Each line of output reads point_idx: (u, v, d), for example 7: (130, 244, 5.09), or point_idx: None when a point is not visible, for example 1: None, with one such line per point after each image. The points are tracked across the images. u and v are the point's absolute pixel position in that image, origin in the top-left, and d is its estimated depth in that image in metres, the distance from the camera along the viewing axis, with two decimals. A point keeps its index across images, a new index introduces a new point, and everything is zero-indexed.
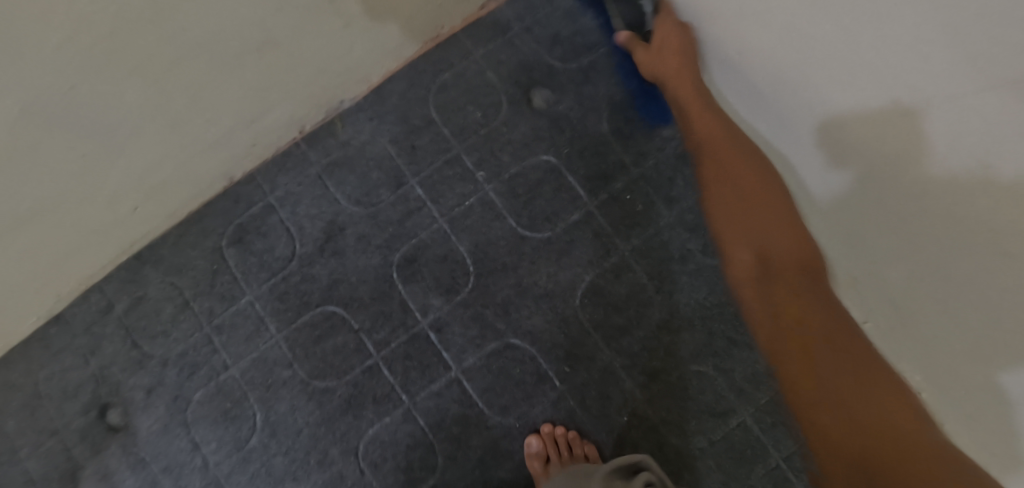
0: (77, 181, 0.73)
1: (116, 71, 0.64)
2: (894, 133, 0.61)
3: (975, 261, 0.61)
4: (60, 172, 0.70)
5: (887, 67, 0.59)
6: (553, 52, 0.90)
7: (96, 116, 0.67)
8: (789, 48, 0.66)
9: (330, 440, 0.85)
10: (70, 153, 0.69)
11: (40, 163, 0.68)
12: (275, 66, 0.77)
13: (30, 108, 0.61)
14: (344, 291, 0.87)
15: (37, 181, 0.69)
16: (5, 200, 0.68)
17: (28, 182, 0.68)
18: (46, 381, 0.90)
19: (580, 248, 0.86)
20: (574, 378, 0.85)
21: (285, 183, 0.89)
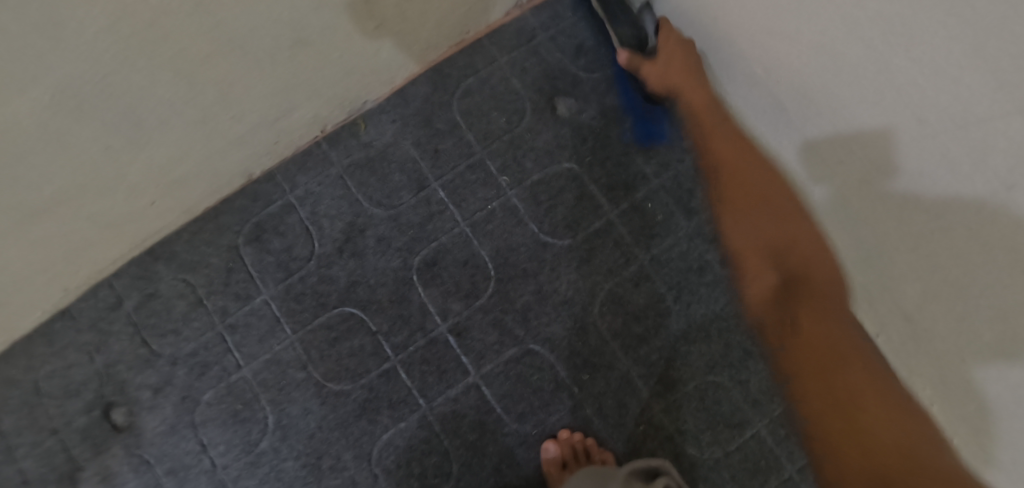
0: (98, 173, 0.72)
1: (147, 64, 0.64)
2: (906, 153, 0.62)
3: (985, 278, 0.60)
4: (81, 162, 0.69)
5: (912, 89, 0.58)
6: (576, 62, 0.91)
7: (126, 107, 0.67)
8: (813, 63, 0.67)
9: (343, 445, 0.84)
10: (91, 143, 0.68)
11: (64, 153, 0.67)
12: (304, 65, 0.77)
13: (63, 96, 0.61)
14: (362, 293, 0.86)
15: (59, 169, 0.68)
16: (23, 187, 0.67)
17: (49, 170, 0.67)
18: (48, 379, 0.86)
19: (600, 256, 0.87)
20: (592, 386, 0.85)
21: (305, 182, 0.89)
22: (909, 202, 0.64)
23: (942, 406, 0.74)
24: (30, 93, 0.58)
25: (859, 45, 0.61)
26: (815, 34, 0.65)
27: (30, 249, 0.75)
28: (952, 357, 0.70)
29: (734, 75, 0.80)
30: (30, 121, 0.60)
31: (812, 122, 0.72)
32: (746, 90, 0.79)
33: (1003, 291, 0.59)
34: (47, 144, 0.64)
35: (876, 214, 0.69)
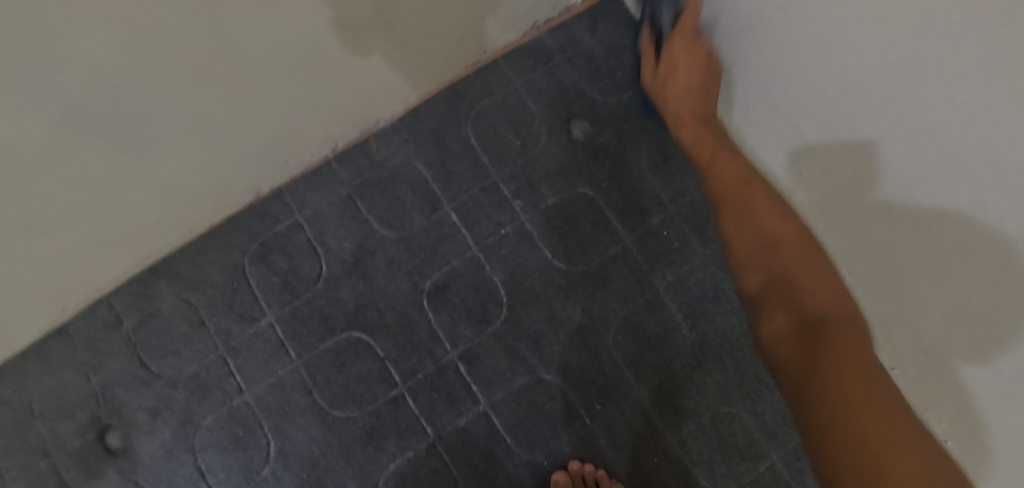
0: (100, 194, 0.70)
1: (158, 79, 0.62)
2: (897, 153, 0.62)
3: (977, 282, 0.60)
4: (86, 183, 0.67)
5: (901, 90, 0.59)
6: (593, 85, 0.90)
7: (136, 124, 0.65)
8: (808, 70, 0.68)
9: (348, 474, 0.81)
10: (97, 168, 0.67)
11: (67, 175, 0.65)
12: (319, 84, 0.75)
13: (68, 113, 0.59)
14: (370, 317, 0.84)
15: (60, 192, 0.66)
16: (25, 207, 0.65)
17: (49, 193, 0.65)
18: (40, 399, 0.83)
19: (614, 282, 0.85)
20: (605, 415, 0.83)
21: (314, 202, 0.86)
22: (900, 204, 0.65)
23: (950, 409, 0.73)
24: (37, 110, 0.57)
25: (844, 48, 0.62)
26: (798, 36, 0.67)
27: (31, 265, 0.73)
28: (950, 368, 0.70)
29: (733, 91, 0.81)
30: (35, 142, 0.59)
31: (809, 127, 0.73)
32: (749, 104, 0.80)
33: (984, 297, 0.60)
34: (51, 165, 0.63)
35: (881, 219, 0.69)
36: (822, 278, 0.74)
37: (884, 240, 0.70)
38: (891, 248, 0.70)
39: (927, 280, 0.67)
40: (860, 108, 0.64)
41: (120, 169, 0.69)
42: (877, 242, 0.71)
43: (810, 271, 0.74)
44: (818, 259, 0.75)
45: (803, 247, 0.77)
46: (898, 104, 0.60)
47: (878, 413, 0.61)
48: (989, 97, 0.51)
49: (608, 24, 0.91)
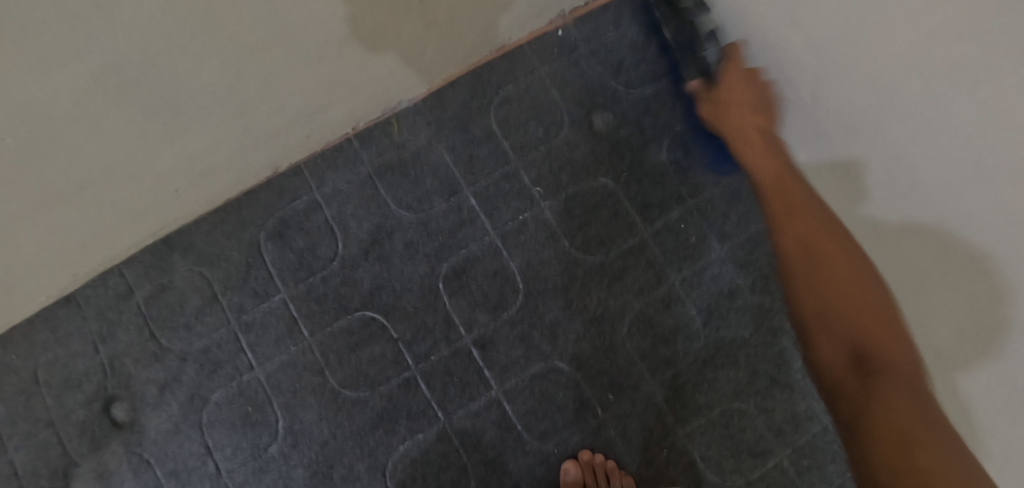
0: (127, 158, 0.70)
1: (198, 48, 0.62)
2: (922, 157, 0.63)
3: (994, 287, 0.60)
4: (115, 145, 0.67)
5: (927, 94, 0.59)
6: (617, 77, 0.90)
7: (172, 90, 0.65)
8: (834, 73, 0.69)
9: (357, 455, 0.81)
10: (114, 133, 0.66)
11: (98, 135, 0.64)
12: (351, 62, 0.75)
13: (106, 76, 0.59)
14: (386, 298, 0.84)
15: (87, 152, 0.66)
16: (57, 166, 0.65)
17: (78, 153, 0.65)
18: (47, 368, 0.82)
19: (631, 275, 0.85)
20: (617, 406, 0.83)
21: (333, 181, 0.86)
22: (921, 208, 0.65)
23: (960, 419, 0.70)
24: (73, 68, 0.56)
25: (870, 53, 0.63)
26: (823, 38, 0.67)
27: (41, 233, 0.72)
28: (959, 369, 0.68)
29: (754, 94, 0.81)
30: (55, 105, 0.58)
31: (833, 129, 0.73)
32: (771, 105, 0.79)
33: (988, 294, 0.61)
34: (77, 127, 0.62)
35: (898, 223, 0.69)
36: (871, 320, 0.71)
37: (896, 242, 0.70)
38: (899, 248, 0.70)
39: (934, 282, 0.67)
40: (880, 108, 0.65)
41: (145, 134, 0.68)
42: (885, 244, 0.71)
43: (829, 303, 0.75)
44: (849, 287, 0.73)
45: (842, 268, 0.74)
46: (915, 103, 0.61)
47: (891, 424, 0.68)
48: (1011, 98, 0.52)
49: (633, 17, 0.91)
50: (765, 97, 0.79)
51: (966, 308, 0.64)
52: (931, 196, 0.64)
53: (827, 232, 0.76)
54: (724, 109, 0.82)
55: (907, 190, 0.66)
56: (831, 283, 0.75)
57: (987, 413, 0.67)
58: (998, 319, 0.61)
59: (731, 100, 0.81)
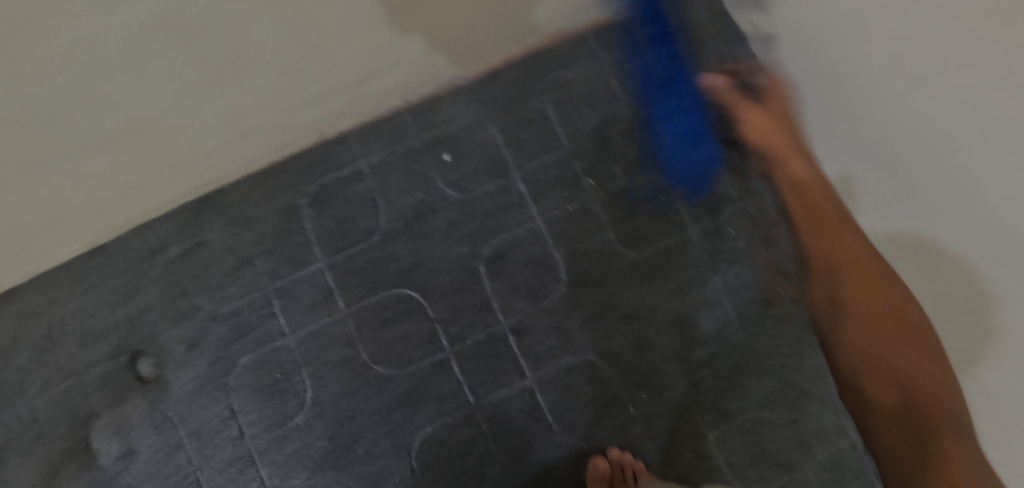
0: (160, 112, 0.74)
1: (247, 10, 0.71)
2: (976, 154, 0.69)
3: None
4: (144, 92, 0.72)
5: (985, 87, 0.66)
6: (676, 73, 0.88)
7: (234, 38, 0.73)
8: (886, 86, 0.75)
9: (382, 432, 0.80)
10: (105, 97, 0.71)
11: (133, 92, 0.72)
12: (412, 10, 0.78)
13: (145, 26, 0.69)
14: (423, 276, 0.82)
15: (92, 104, 0.71)
16: (80, 114, 0.71)
17: (27, 73, 0.66)
18: (71, 316, 0.81)
19: (673, 274, 0.84)
20: (648, 405, 0.82)
21: (378, 150, 0.84)
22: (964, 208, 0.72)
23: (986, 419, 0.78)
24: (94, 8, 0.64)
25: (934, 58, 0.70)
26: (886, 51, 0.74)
27: (48, 153, 0.72)
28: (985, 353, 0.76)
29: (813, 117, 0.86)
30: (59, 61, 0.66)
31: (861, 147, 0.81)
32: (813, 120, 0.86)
33: (1010, 284, 0.70)
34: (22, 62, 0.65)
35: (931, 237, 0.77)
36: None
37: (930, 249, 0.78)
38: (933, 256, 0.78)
39: (970, 285, 0.75)
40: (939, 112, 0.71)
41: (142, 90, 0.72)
42: (925, 249, 0.79)
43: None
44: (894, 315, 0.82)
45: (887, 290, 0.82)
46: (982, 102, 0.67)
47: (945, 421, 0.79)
48: None
49: (697, 14, 0.89)
50: (785, 118, 0.87)
51: (995, 301, 0.72)
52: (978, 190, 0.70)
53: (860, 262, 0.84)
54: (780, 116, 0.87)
55: (981, 200, 0.70)
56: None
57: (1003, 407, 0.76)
58: (1014, 311, 0.67)
59: (759, 120, 0.86)
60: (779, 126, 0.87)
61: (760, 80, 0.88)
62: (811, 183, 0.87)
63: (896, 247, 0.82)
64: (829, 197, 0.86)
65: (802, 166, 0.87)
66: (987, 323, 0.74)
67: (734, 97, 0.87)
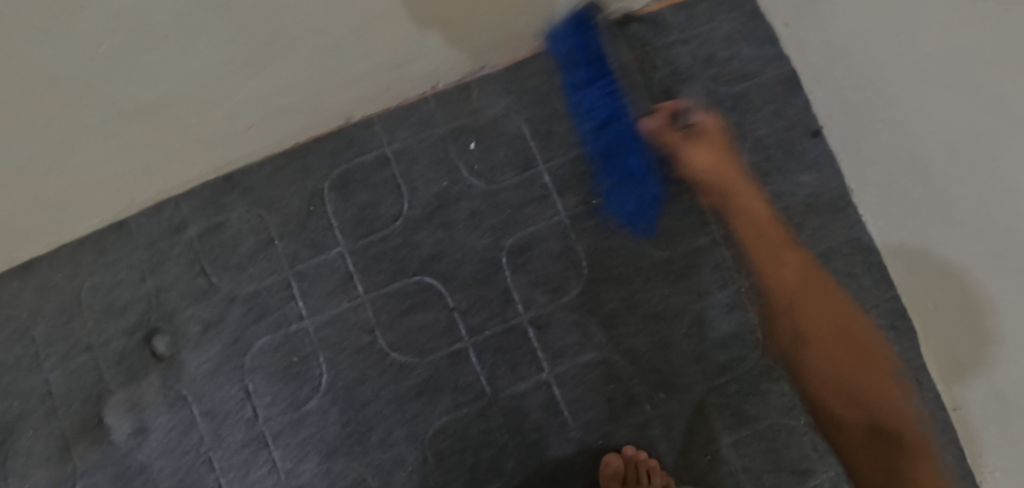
0: (189, 88, 0.65)
1: None
2: (950, 177, 0.70)
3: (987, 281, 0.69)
4: (176, 69, 0.62)
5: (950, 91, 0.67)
6: (707, 72, 0.87)
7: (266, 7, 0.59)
8: (886, 109, 0.76)
9: (397, 420, 0.80)
10: (117, 90, 0.61)
11: (158, 66, 0.60)
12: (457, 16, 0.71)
13: None
14: (445, 266, 0.82)
15: (141, 83, 0.61)
16: (90, 92, 0.59)
17: (115, 81, 0.59)
18: (90, 292, 0.81)
19: (697, 275, 0.84)
20: (665, 405, 0.81)
21: (404, 137, 0.83)
22: (941, 230, 0.74)
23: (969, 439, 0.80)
24: None
25: (907, 66, 0.71)
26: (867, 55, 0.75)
27: (43, 143, 0.63)
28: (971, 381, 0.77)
29: (837, 134, 0.86)
30: (78, 64, 0.56)
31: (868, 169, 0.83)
32: (834, 132, 0.86)
33: (979, 300, 0.71)
34: (50, 67, 0.55)
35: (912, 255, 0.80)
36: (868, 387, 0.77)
37: (917, 265, 0.80)
38: (929, 279, 0.79)
39: (948, 302, 0.77)
40: (922, 129, 0.72)
41: (153, 85, 0.62)
42: (919, 269, 0.80)
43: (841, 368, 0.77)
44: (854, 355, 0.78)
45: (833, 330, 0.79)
46: (951, 112, 0.67)
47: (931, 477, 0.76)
48: (1004, 86, 0.61)
49: (731, 12, 0.88)
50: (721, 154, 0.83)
51: (972, 317, 0.73)
52: (951, 211, 0.72)
53: (825, 308, 0.80)
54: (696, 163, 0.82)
55: (952, 213, 0.71)
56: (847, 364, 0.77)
57: (984, 432, 0.77)
58: (995, 329, 0.70)
59: (702, 157, 0.82)
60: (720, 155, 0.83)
61: (689, 116, 0.83)
62: (762, 218, 0.84)
63: (901, 266, 0.83)
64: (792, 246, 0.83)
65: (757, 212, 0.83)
66: (960, 338, 0.77)
67: (675, 138, 0.81)
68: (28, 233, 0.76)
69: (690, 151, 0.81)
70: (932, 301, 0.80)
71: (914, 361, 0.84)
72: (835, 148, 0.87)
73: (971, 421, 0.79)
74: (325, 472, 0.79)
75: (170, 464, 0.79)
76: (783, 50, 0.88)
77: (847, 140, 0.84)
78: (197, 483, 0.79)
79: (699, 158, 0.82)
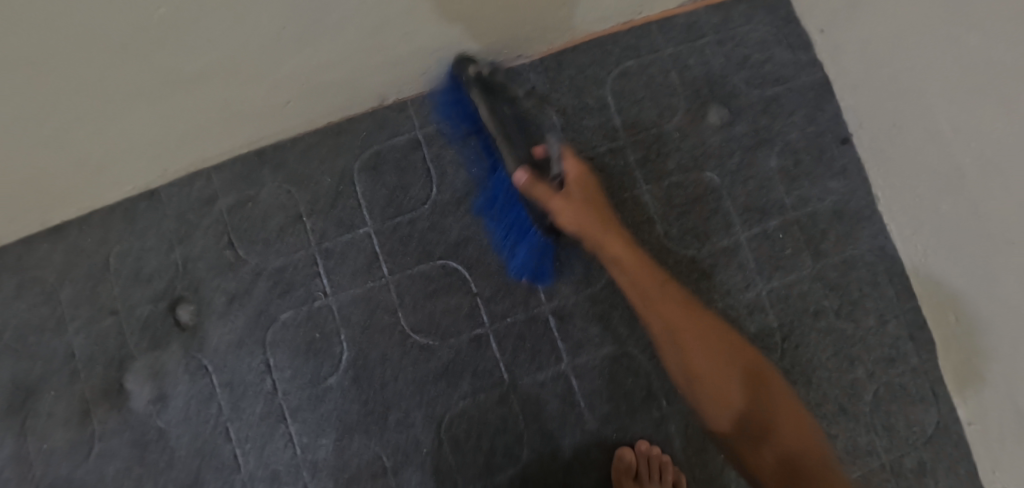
0: (234, 60, 0.65)
1: None
2: (976, 192, 0.72)
3: (1006, 296, 0.70)
4: (223, 43, 0.62)
5: (976, 106, 0.68)
6: (738, 74, 0.88)
7: None
8: (914, 120, 0.77)
9: (415, 402, 0.80)
10: (134, 62, 0.60)
11: (206, 39, 0.60)
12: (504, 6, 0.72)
13: None
14: (471, 251, 0.83)
15: (188, 53, 0.62)
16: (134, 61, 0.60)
17: (162, 51, 0.60)
18: (118, 258, 0.82)
19: (720, 275, 0.84)
20: (682, 402, 0.82)
21: (437, 122, 0.84)
22: (964, 244, 0.75)
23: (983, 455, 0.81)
24: None
25: (936, 79, 0.72)
26: (898, 66, 0.77)
27: (59, 113, 0.63)
28: (987, 399, 0.78)
29: (865, 144, 0.87)
30: (125, 36, 0.56)
31: (893, 182, 0.84)
32: (861, 141, 0.87)
33: (996, 314, 0.72)
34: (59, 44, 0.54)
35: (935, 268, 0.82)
36: (804, 436, 0.66)
37: (939, 278, 0.81)
38: (950, 294, 0.80)
39: (967, 316, 0.78)
40: (949, 143, 0.73)
41: (161, 63, 0.61)
42: (941, 283, 0.81)
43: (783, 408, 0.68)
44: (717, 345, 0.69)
45: (694, 333, 0.70)
46: (976, 127, 0.69)
47: None
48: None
49: (766, 16, 0.88)
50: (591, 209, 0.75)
51: (988, 332, 0.74)
52: (975, 225, 0.73)
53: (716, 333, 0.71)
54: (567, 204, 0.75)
55: (976, 226, 0.73)
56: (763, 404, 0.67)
57: (1000, 449, 0.78)
58: (1011, 343, 0.71)
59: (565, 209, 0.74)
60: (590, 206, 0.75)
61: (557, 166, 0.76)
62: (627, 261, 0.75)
63: (924, 280, 0.84)
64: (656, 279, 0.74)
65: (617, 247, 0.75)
66: (977, 354, 0.78)
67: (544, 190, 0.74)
68: (64, 195, 0.77)
69: (559, 203, 0.74)
70: (952, 315, 0.81)
71: (931, 372, 0.85)
72: (863, 158, 0.87)
73: (987, 438, 0.80)
74: (341, 449, 0.79)
75: (188, 432, 0.80)
76: (816, 56, 0.89)
77: (873, 152, 0.86)
78: (213, 452, 0.80)
79: (566, 214, 0.74)
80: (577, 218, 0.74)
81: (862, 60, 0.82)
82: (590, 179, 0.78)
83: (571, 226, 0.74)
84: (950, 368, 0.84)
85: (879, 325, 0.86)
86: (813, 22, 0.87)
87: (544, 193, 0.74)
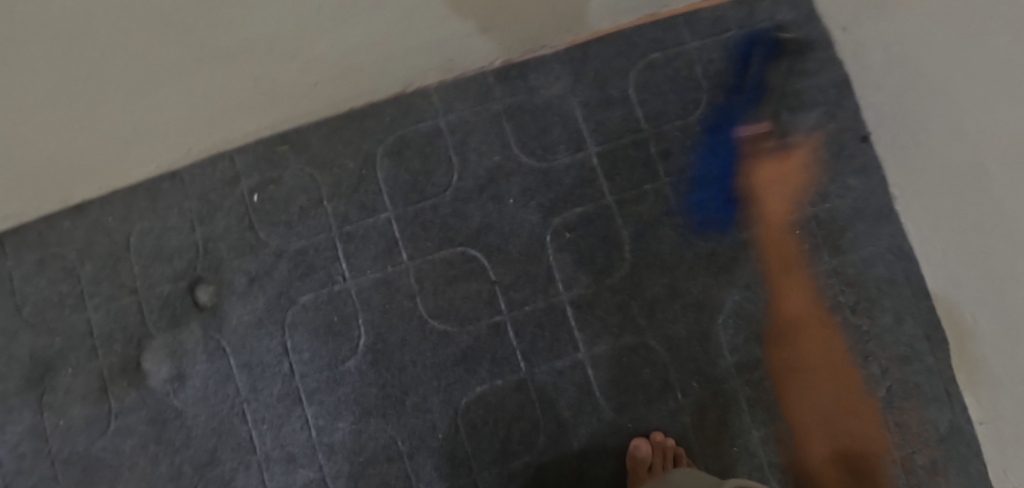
0: (268, 38, 0.66)
1: None
2: (1002, 193, 0.71)
3: None
4: (256, 20, 0.63)
5: (1002, 105, 0.69)
6: (760, 71, 0.88)
7: None
8: (938, 121, 0.77)
9: (433, 387, 0.80)
10: (155, 39, 0.61)
11: (236, 15, 0.62)
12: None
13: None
14: (491, 239, 0.83)
15: (222, 29, 0.63)
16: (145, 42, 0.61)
17: (194, 26, 0.61)
18: (139, 237, 0.82)
19: (737, 269, 0.85)
20: (698, 395, 0.82)
21: (460, 109, 0.84)
22: (987, 245, 0.75)
23: (990, 454, 0.82)
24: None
25: (961, 79, 0.73)
26: (921, 67, 0.77)
27: (94, 90, 0.64)
28: (1001, 400, 0.78)
29: (884, 144, 0.87)
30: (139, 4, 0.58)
31: (910, 183, 0.85)
32: (878, 139, 0.88)
33: (1017, 317, 0.72)
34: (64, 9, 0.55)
35: (951, 270, 0.82)
36: (852, 418, 0.84)
37: (956, 279, 0.82)
38: (967, 295, 0.80)
39: (983, 318, 0.78)
40: (975, 143, 0.73)
41: (195, 38, 0.63)
42: (957, 283, 0.82)
43: (817, 401, 0.84)
44: (818, 332, 0.85)
45: (817, 330, 0.85)
46: (1002, 125, 0.69)
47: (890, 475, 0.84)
48: None
49: (789, 13, 0.89)
50: (784, 187, 0.87)
51: (1004, 334, 0.75)
52: (999, 227, 0.73)
53: (823, 350, 0.85)
54: (768, 184, 0.87)
55: (1001, 227, 0.72)
56: (820, 396, 0.84)
57: (1010, 450, 0.79)
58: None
59: (768, 183, 0.87)
60: (789, 189, 0.87)
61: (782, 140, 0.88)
62: (792, 235, 0.86)
63: (939, 279, 0.84)
64: (789, 240, 0.86)
65: (785, 214, 0.87)
66: (991, 356, 0.78)
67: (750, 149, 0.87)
68: (89, 171, 0.77)
69: (761, 177, 0.87)
70: (968, 317, 0.81)
71: (944, 372, 0.85)
72: (881, 156, 0.88)
73: (997, 437, 0.81)
74: (357, 433, 0.80)
75: (205, 411, 0.80)
76: (837, 55, 0.89)
77: (892, 151, 0.86)
78: (229, 432, 0.80)
79: (767, 199, 0.87)
80: (781, 205, 0.87)
81: (885, 60, 0.82)
82: (801, 164, 0.88)
83: (762, 207, 0.87)
84: (960, 369, 0.84)
85: (895, 324, 0.86)
86: (836, 21, 0.87)
87: (755, 153, 0.88)
